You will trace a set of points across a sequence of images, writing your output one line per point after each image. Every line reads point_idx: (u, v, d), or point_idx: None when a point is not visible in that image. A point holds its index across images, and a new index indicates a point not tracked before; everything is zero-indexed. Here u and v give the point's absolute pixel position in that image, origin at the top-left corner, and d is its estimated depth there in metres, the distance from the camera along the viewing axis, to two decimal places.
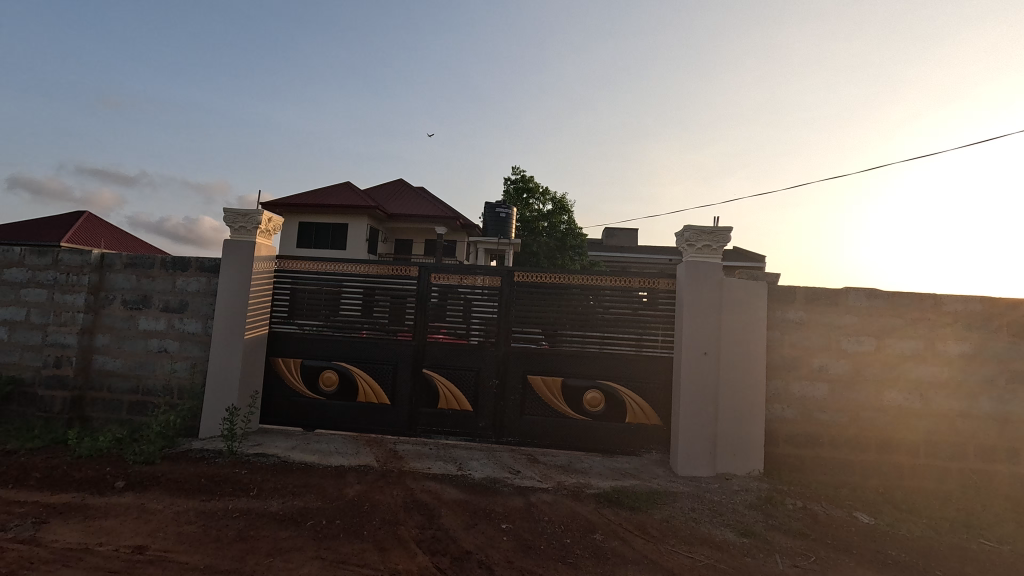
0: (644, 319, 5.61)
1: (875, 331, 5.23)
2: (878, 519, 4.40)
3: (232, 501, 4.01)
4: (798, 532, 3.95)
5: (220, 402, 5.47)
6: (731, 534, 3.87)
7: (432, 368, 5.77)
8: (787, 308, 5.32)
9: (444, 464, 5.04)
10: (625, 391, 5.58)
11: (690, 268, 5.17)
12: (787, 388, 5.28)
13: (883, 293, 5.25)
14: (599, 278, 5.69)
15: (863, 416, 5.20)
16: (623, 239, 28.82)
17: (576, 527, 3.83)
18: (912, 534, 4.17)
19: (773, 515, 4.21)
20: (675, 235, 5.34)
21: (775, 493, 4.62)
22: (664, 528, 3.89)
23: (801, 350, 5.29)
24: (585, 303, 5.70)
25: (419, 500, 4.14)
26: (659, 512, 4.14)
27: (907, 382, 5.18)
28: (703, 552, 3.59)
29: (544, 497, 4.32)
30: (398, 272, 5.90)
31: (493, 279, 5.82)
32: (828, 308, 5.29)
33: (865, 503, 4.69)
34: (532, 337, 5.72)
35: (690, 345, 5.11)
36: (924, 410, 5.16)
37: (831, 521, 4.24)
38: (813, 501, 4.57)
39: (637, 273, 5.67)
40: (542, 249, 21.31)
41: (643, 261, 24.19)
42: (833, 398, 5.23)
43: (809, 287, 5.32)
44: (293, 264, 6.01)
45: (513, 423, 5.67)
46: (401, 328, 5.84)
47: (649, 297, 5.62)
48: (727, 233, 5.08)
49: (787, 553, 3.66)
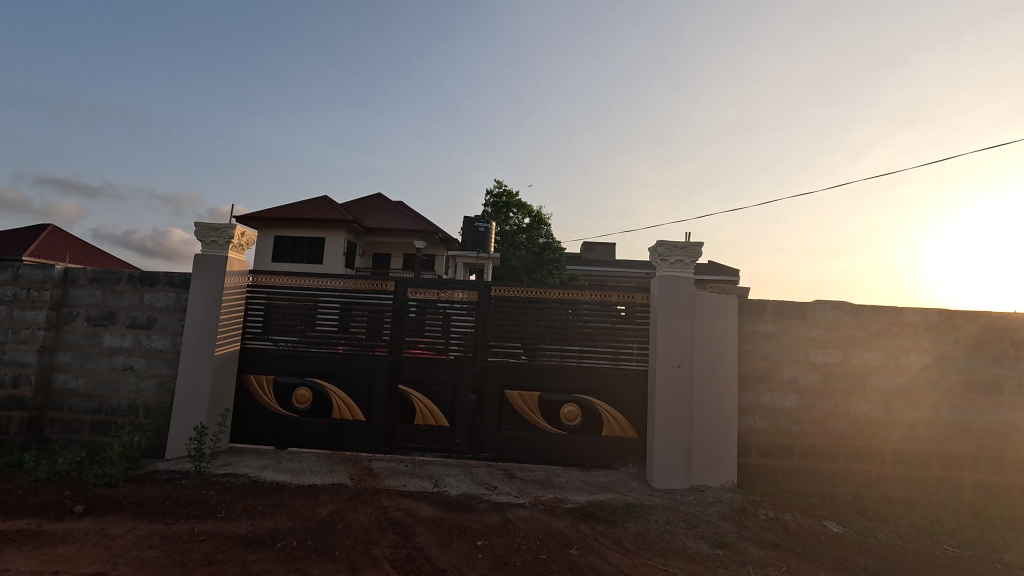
0: (621, 332, 5.68)
1: (841, 343, 5.40)
2: (847, 527, 4.51)
3: (199, 524, 3.89)
4: (770, 542, 4.01)
5: (188, 422, 5.32)
6: (705, 545, 3.91)
7: (409, 383, 5.73)
8: (758, 320, 5.45)
9: (420, 481, 4.98)
10: (602, 404, 5.62)
11: (664, 282, 5.27)
12: (759, 399, 5.39)
13: (848, 306, 5.44)
14: (577, 291, 5.75)
15: (832, 426, 5.33)
16: (602, 254, 29.17)
17: (552, 542, 3.82)
18: (880, 542, 4.26)
19: (746, 526, 4.27)
20: (649, 249, 5.44)
21: (748, 504, 4.70)
22: (639, 542, 3.90)
23: (772, 361, 5.42)
24: (564, 316, 5.75)
25: (393, 518, 4.07)
26: (634, 526, 4.16)
27: (872, 393, 5.34)
28: (677, 564, 3.62)
29: (520, 513, 4.30)
30: (375, 287, 5.86)
31: (472, 293, 5.83)
32: (796, 321, 5.45)
33: (835, 513, 4.79)
34: (511, 351, 5.73)
35: (666, 357, 5.19)
36: (889, 420, 5.32)
37: (801, 531, 4.31)
38: (784, 511, 4.65)
39: (614, 286, 5.76)
40: (521, 263, 21.32)
41: (622, 275, 24.42)
42: (804, 408, 5.36)
43: (778, 301, 5.47)
44: (267, 278, 5.93)
45: (490, 439, 5.65)
46: (378, 343, 5.79)
47: (626, 310, 5.69)
48: (699, 249, 5.21)
49: (759, 563, 3.71)
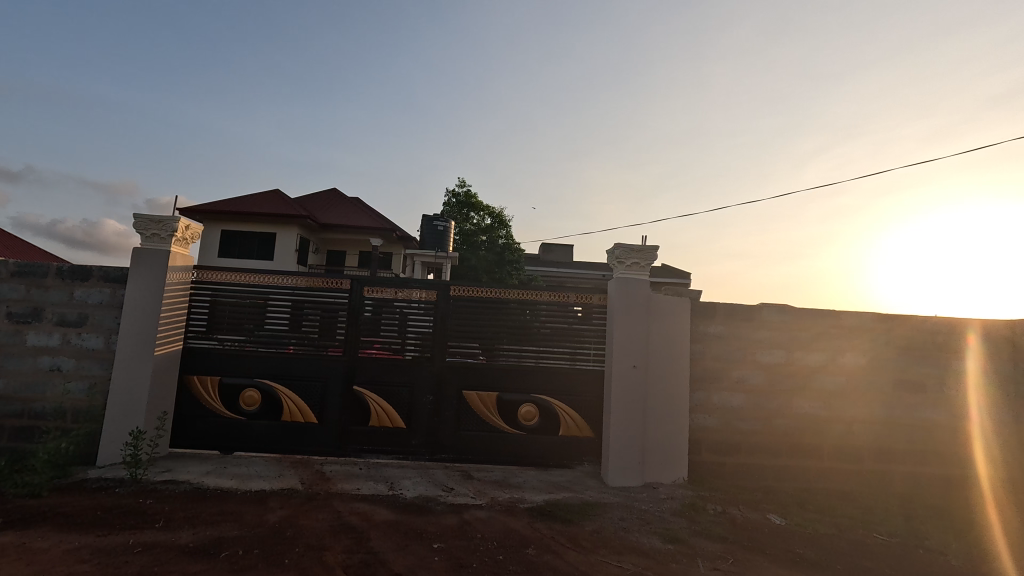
0: (578, 333, 5.75)
1: (784, 344, 5.68)
2: (788, 519, 4.74)
3: (135, 535, 3.64)
4: (719, 536, 4.16)
5: (124, 426, 4.98)
6: (658, 541, 4.02)
7: (364, 384, 5.60)
8: (709, 322, 5.66)
9: (375, 484, 4.86)
10: (558, 403, 5.68)
11: (620, 283, 5.39)
12: (709, 398, 5.59)
13: (791, 309, 5.72)
14: (536, 292, 5.79)
15: (776, 424, 5.60)
16: (560, 255, 29.46)
17: (509, 542, 3.82)
18: (818, 532, 4.51)
19: (696, 521, 4.42)
20: (607, 251, 5.55)
21: (698, 500, 4.86)
22: (594, 539, 3.96)
23: (722, 362, 5.63)
24: (522, 317, 5.77)
25: (347, 523, 3.96)
26: (590, 524, 4.22)
27: (812, 391, 5.65)
28: (632, 560, 3.69)
29: (478, 514, 4.28)
30: (330, 285, 5.69)
31: (429, 292, 5.76)
32: (744, 323, 5.69)
33: (777, 505, 5.03)
34: (469, 352, 5.70)
35: (621, 358, 5.29)
36: (826, 417, 5.64)
37: (747, 524, 4.50)
38: (731, 506, 4.84)
39: (572, 287, 5.83)
40: (480, 263, 21.25)
41: (579, 276, 24.76)
42: (750, 406, 5.60)
43: (727, 304, 5.70)
44: (213, 275, 5.65)
45: (448, 440, 5.60)
46: (331, 343, 5.63)
47: (583, 311, 5.77)
48: (654, 252, 5.37)
49: (708, 556, 3.83)
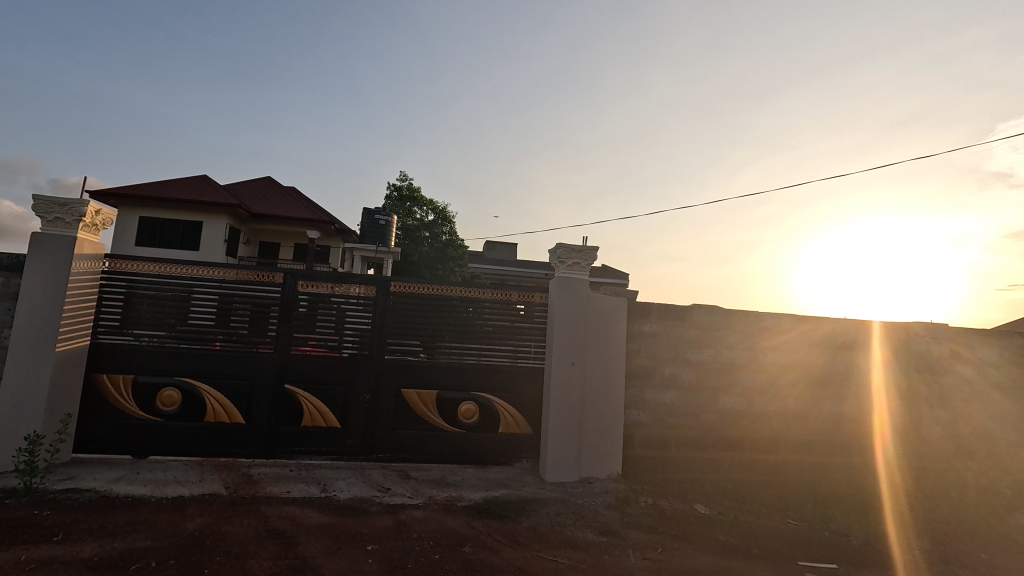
0: (520, 331, 5.80)
1: (712, 343, 6.01)
2: (713, 509, 5.01)
3: (29, 551, 3.29)
4: (649, 527, 4.33)
5: (18, 430, 4.49)
6: (592, 534, 4.13)
7: (297, 383, 5.37)
8: (643, 321, 5.88)
9: (306, 486, 4.67)
10: (498, 401, 5.70)
11: (561, 282, 5.49)
12: (643, 394, 5.80)
13: (719, 309, 6.05)
14: (479, 290, 5.77)
15: (703, 418, 5.90)
16: (504, 253, 29.56)
17: (446, 541, 3.79)
18: (739, 520, 4.80)
19: (628, 513, 4.58)
20: (549, 250, 5.63)
21: (631, 493, 5.04)
22: (531, 535, 4.01)
23: (655, 359, 5.87)
24: (465, 314, 5.74)
25: (275, 528, 3.78)
26: (527, 520, 4.27)
27: (736, 388, 6.01)
28: (567, 554, 3.76)
29: (414, 514, 4.21)
30: (262, 279, 5.40)
31: (369, 288, 5.60)
32: (676, 322, 5.95)
33: (703, 496, 5.30)
34: (410, 349, 5.60)
35: (561, 356, 5.39)
36: (748, 411, 6.01)
37: (675, 514, 4.72)
38: (661, 497, 5.06)
39: (515, 286, 5.86)
40: (422, 260, 20.91)
41: (521, 274, 24.95)
42: (680, 402, 5.87)
43: (660, 304, 5.93)
44: (128, 265, 5.20)
45: (385, 439, 5.47)
46: (263, 339, 5.35)
47: (525, 309, 5.84)
48: (594, 253, 5.50)
49: (638, 547, 3.98)
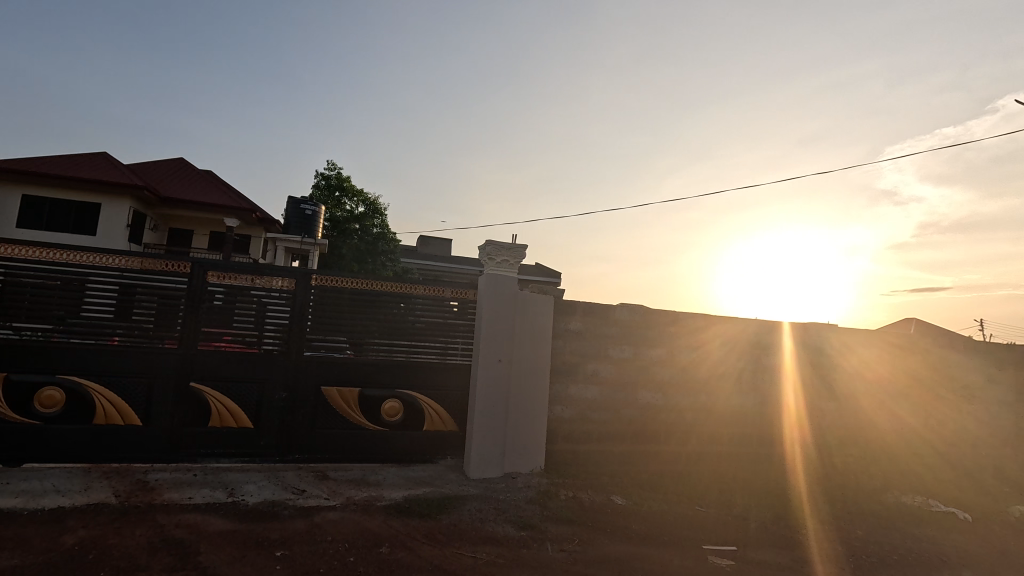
0: (452, 327, 5.75)
1: (632, 340, 6.26)
2: (628, 499, 5.23)
3: None
4: (567, 520, 4.45)
5: None
6: (512, 529, 4.17)
7: (209, 381, 5.01)
8: (569, 319, 6.02)
9: (211, 491, 4.36)
10: (424, 398, 5.62)
11: (491, 279, 5.50)
12: (566, 390, 5.95)
13: (640, 308, 6.31)
14: (412, 285, 5.65)
15: (623, 413, 6.15)
16: (438, 249, 29.19)
17: (361, 542, 3.68)
18: (651, 509, 5.04)
19: (548, 507, 4.68)
20: (478, 247, 5.64)
21: (552, 487, 5.15)
22: (450, 532, 3.99)
23: (579, 356, 6.03)
24: (396, 311, 5.60)
25: (171, 538, 3.50)
26: (447, 517, 4.24)
27: (653, 383, 6.30)
28: (485, 550, 3.78)
29: (329, 516, 4.06)
30: (170, 268, 4.98)
31: (293, 282, 5.32)
32: (599, 320, 6.14)
33: (621, 487, 5.52)
34: (336, 346, 5.40)
35: (488, 353, 5.40)
36: (664, 405, 6.33)
37: (593, 506, 4.88)
38: (581, 490, 5.21)
39: (449, 282, 5.79)
40: (351, 253, 20.11)
41: (455, 270, 24.72)
42: (601, 398, 6.08)
43: (585, 302, 6.09)
44: (6, 248, 4.61)
45: (302, 439, 5.23)
46: (170, 334, 4.94)
47: (460, 305, 5.79)
48: (522, 251, 5.56)
49: (556, 540, 4.07)
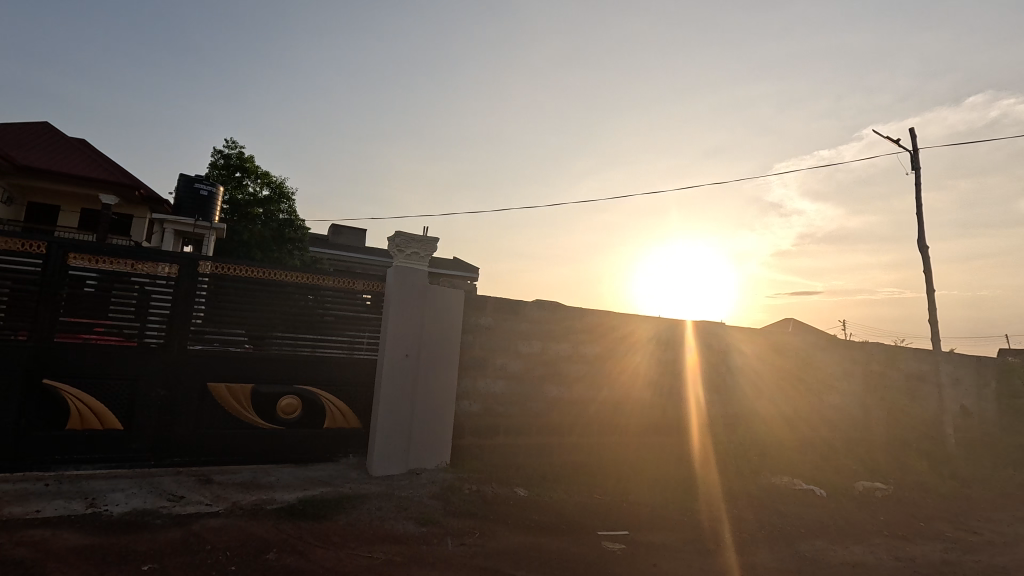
0: (362, 321, 5.53)
1: (540, 335, 6.41)
2: (531, 490, 5.35)
3: None
4: (469, 514, 4.46)
5: None
6: (412, 526, 4.10)
7: (74, 377, 4.45)
8: (479, 314, 6.03)
9: (66, 502, 3.85)
10: (325, 395, 5.36)
11: (399, 272, 5.36)
12: (475, 384, 5.96)
13: (548, 305, 6.48)
14: (320, 276, 5.36)
15: (529, 407, 6.28)
16: (351, 239, 28.01)
17: (245, 550, 3.43)
18: (552, 499, 5.19)
19: (451, 502, 4.66)
20: (387, 238, 5.48)
21: (456, 481, 5.14)
22: (346, 533, 3.84)
23: (488, 351, 6.07)
24: (302, 302, 5.29)
25: (8, 558, 3.03)
26: (344, 518, 4.08)
27: (559, 377, 6.49)
28: (383, 549, 3.68)
29: (210, 523, 3.74)
30: (27, 248, 4.34)
31: (183, 268, 4.86)
32: (509, 316, 6.22)
33: (524, 479, 5.63)
34: (231, 339, 5.02)
35: (394, 347, 5.25)
36: (569, 398, 6.54)
37: (496, 499, 4.93)
38: (485, 484, 5.25)
39: (361, 274, 5.56)
40: (252, 240, 18.67)
41: (369, 262, 23.86)
42: (509, 392, 6.16)
43: (496, 298, 6.14)
44: None
45: (185, 440, 4.78)
46: (25, 324, 4.31)
47: (372, 299, 5.58)
48: (433, 244, 5.49)
49: (457, 534, 4.06)
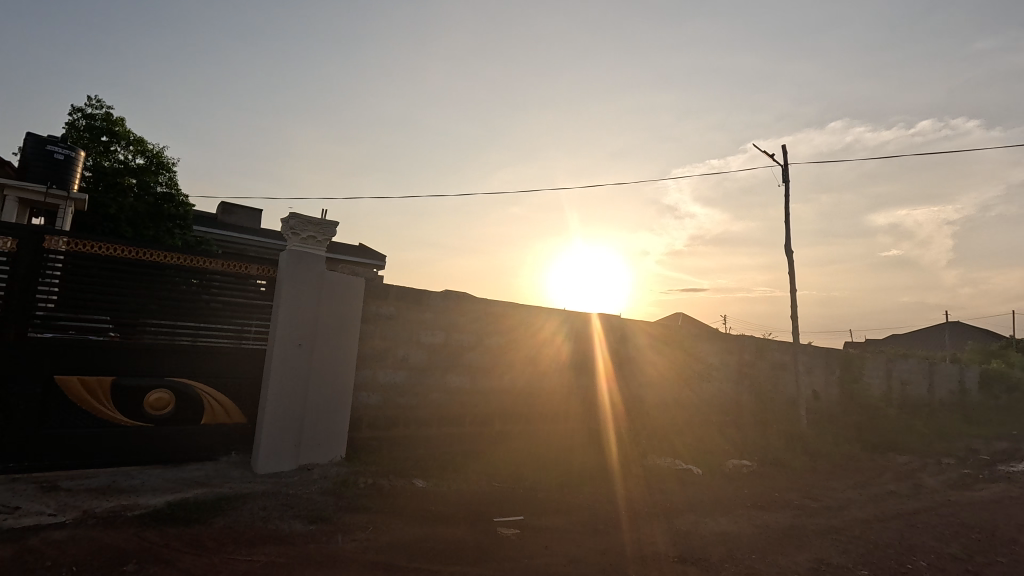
0: (253, 309, 5.16)
1: (444, 326, 6.37)
2: (429, 481, 5.30)
3: None
4: (363, 508, 4.32)
5: None
6: (299, 524, 3.89)
7: None
8: (381, 303, 5.86)
9: None
10: (204, 387, 4.89)
11: (293, 256, 5.02)
12: (374, 375, 5.79)
13: (453, 295, 6.45)
14: (208, 259, 4.92)
15: (430, 397, 6.21)
16: (244, 219, 25.84)
17: (97, 563, 3.03)
18: (450, 489, 5.18)
19: (344, 497, 4.48)
20: (280, 220, 5.11)
21: (350, 476, 4.95)
22: (223, 537, 3.54)
23: (389, 341, 5.91)
24: (183, 287, 4.81)
25: None
26: (222, 520, 3.77)
27: (462, 368, 6.50)
28: (265, 550, 3.45)
29: (54, 536, 3.26)
30: None
31: (31, 244, 4.23)
32: (413, 305, 6.11)
33: (423, 470, 5.56)
34: (93, 326, 4.42)
35: (285, 336, 4.92)
36: (470, 389, 6.57)
37: (392, 491, 4.83)
38: (381, 477, 5.12)
39: (255, 258, 5.19)
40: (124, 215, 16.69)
41: (263, 245, 22.20)
42: (410, 383, 6.05)
43: (399, 287, 6.00)
44: None
45: (25, 442, 4.13)
46: None
47: (268, 286, 5.24)
48: (332, 228, 5.22)
49: (348, 530, 3.92)
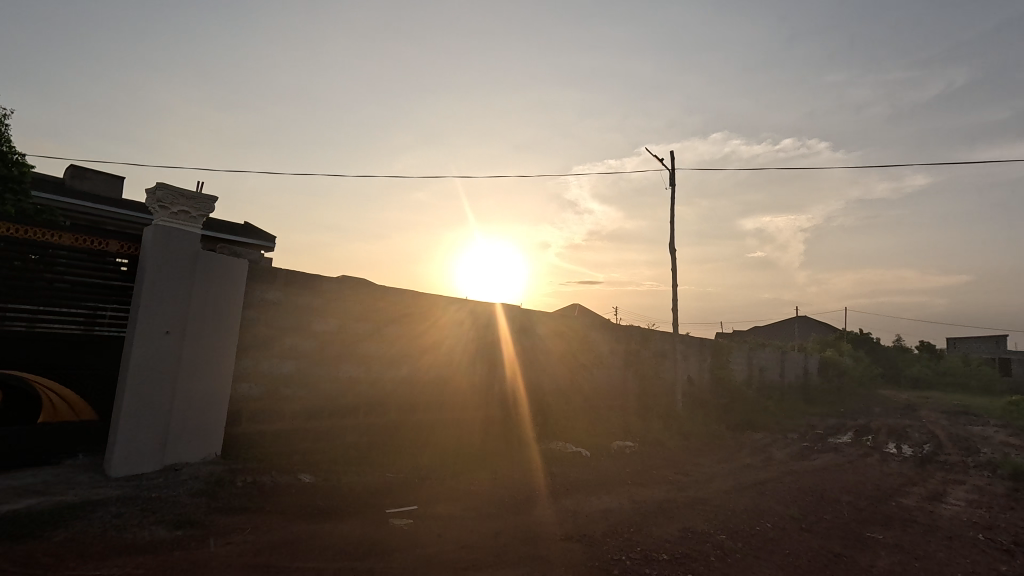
0: (108, 291, 4.54)
1: (337, 313, 6.09)
2: (317, 476, 5.03)
3: None
4: (240, 509, 4.00)
5: None
6: (163, 530, 3.50)
7: None
8: (266, 287, 5.45)
9: None
10: (42, 381, 4.24)
11: (161, 232, 4.48)
12: (257, 365, 5.37)
13: (348, 281, 6.18)
14: (51, 232, 4.23)
15: (320, 388, 5.90)
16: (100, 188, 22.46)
17: None
18: (340, 483, 4.97)
19: (218, 498, 4.12)
20: (145, 190, 4.53)
21: (226, 474, 4.55)
22: (64, 551, 3.09)
23: (275, 329, 5.52)
24: (16, 263, 4.08)
25: None
26: (63, 532, 3.28)
27: (356, 357, 6.25)
28: (118, 562, 3.06)
29: None
30: None
31: None
32: (303, 291, 5.76)
33: (310, 464, 5.27)
34: None
35: (149, 322, 4.37)
36: (365, 378, 6.34)
37: (274, 489, 4.52)
38: (262, 474, 4.77)
39: (114, 232, 4.55)
40: None
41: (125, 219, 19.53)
42: (298, 373, 5.70)
43: (287, 271, 5.62)
44: None
45: None
46: None
47: (130, 265, 4.63)
48: (210, 204, 4.79)
49: (222, 532, 3.60)
